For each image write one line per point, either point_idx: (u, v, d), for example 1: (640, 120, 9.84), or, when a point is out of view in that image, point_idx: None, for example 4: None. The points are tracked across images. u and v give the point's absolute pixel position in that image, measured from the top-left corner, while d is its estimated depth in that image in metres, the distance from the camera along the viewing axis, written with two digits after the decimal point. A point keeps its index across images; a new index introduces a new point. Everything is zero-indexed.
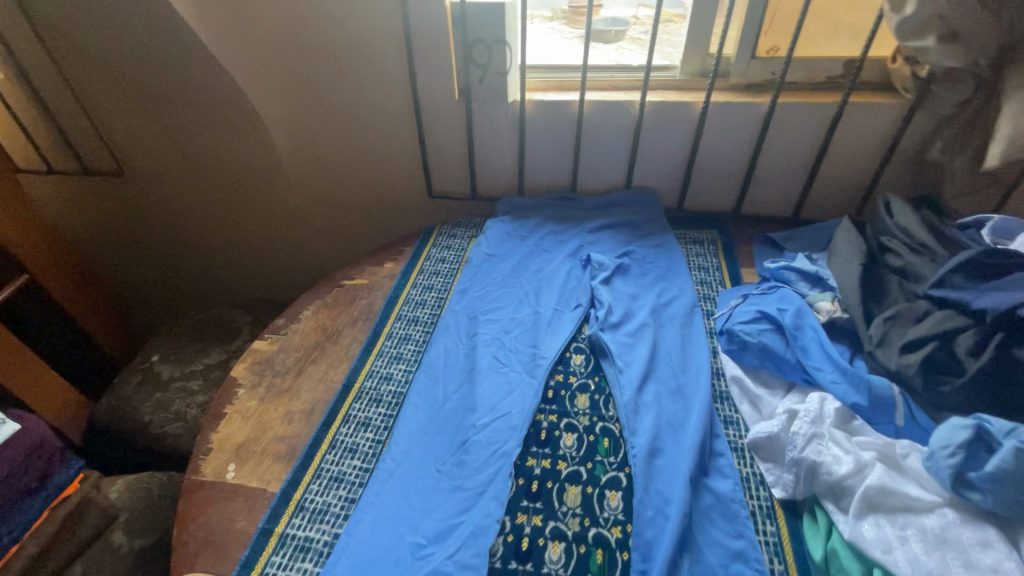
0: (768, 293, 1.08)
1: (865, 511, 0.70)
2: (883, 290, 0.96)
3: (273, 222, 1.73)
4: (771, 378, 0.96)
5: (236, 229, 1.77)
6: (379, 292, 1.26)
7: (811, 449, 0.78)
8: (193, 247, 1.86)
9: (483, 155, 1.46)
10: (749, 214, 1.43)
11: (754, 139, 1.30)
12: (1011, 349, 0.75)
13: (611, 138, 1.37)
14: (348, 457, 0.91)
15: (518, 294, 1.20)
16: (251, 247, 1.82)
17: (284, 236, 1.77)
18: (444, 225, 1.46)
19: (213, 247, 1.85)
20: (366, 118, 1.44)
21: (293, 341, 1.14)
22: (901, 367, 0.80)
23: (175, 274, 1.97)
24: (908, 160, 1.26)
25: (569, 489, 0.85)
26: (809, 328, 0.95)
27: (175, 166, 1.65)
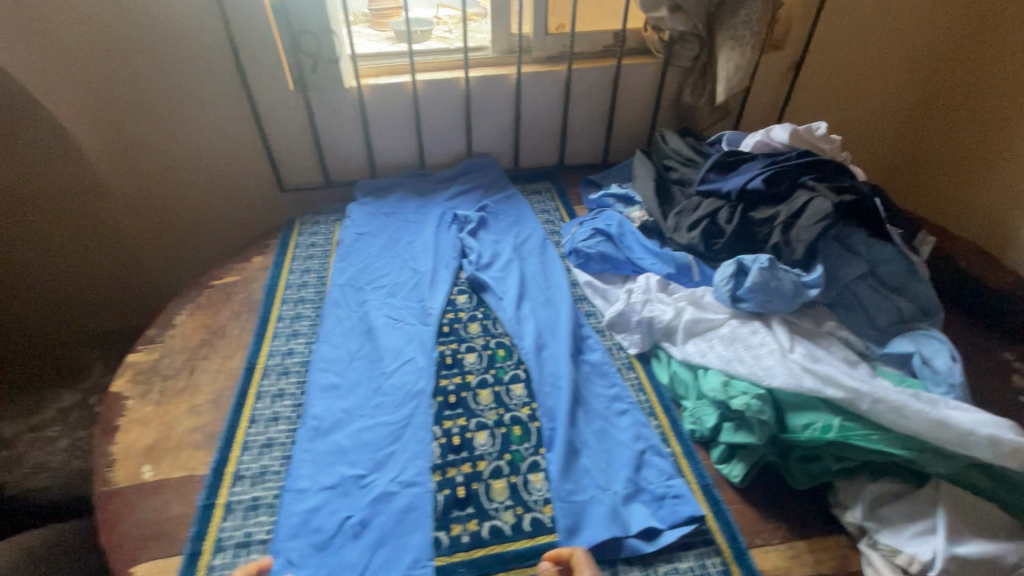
0: (597, 216, 1.35)
1: (687, 338, 1.00)
2: (673, 196, 1.31)
3: (104, 250, 1.59)
4: (612, 276, 1.24)
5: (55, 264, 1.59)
6: (255, 284, 1.27)
7: (646, 310, 1.06)
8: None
9: (330, 143, 1.52)
10: (572, 165, 1.72)
11: (562, 101, 1.59)
12: (749, 212, 1.10)
13: (446, 113, 1.54)
14: (274, 424, 0.95)
15: (396, 260, 1.32)
16: (77, 282, 1.64)
17: (119, 264, 1.62)
18: (305, 216, 1.49)
19: (20, 287, 1.62)
20: (196, 120, 1.40)
21: (174, 344, 1.11)
22: (688, 241, 1.12)
23: None
24: (672, 106, 1.66)
25: (481, 392, 1.01)
26: (629, 232, 1.24)
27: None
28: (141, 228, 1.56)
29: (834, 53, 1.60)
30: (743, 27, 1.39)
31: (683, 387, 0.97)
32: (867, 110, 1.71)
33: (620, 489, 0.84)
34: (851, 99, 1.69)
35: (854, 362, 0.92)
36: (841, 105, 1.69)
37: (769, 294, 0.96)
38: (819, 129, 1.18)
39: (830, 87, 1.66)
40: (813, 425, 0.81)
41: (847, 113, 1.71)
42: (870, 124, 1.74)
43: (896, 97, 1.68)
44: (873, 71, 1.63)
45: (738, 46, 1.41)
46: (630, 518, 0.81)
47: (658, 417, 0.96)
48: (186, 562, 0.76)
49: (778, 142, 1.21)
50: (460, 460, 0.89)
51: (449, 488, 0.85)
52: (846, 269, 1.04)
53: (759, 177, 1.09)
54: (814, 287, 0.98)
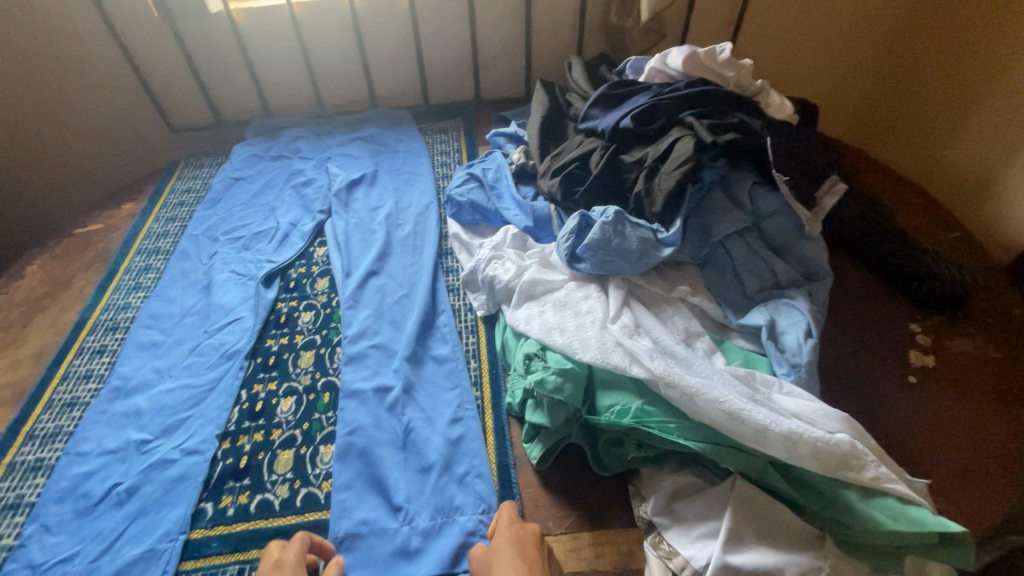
0: (484, 159, 1.22)
1: (523, 301, 0.89)
2: (562, 135, 1.14)
3: None
4: (484, 227, 1.12)
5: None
6: (116, 234, 1.22)
7: (492, 268, 0.95)
8: None
9: (213, 79, 1.41)
10: (489, 99, 1.55)
11: (468, 24, 1.39)
12: (618, 154, 0.95)
13: (335, 41, 1.38)
14: (83, 383, 0.92)
15: (262, 210, 1.23)
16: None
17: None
18: (189, 158, 1.42)
19: None
20: (58, 54, 1.30)
21: (16, 296, 1.08)
22: (550, 189, 0.98)
23: None
24: (600, 29, 1.43)
25: (303, 355, 0.94)
26: (504, 178, 1.11)
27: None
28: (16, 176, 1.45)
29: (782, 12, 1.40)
30: None
31: (510, 354, 0.87)
32: (821, 78, 1.51)
33: (423, 523, 0.74)
34: (801, 74, 1.51)
35: (696, 333, 0.80)
36: (788, 71, 1.52)
37: (609, 254, 0.83)
38: (722, 53, 0.98)
39: (777, 46, 1.47)
40: (613, 407, 0.72)
41: (796, 81, 1.53)
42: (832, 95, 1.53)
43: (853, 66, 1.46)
44: (819, 57, 1.46)
45: None
46: (424, 541, 0.72)
47: (482, 388, 0.88)
48: None
49: (674, 70, 1.01)
50: (255, 427, 0.84)
51: (232, 458, 0.81)
52: (720, 225, 0.88)
53: (630, 113, 0.93)
54: (670, 246, 0.83)
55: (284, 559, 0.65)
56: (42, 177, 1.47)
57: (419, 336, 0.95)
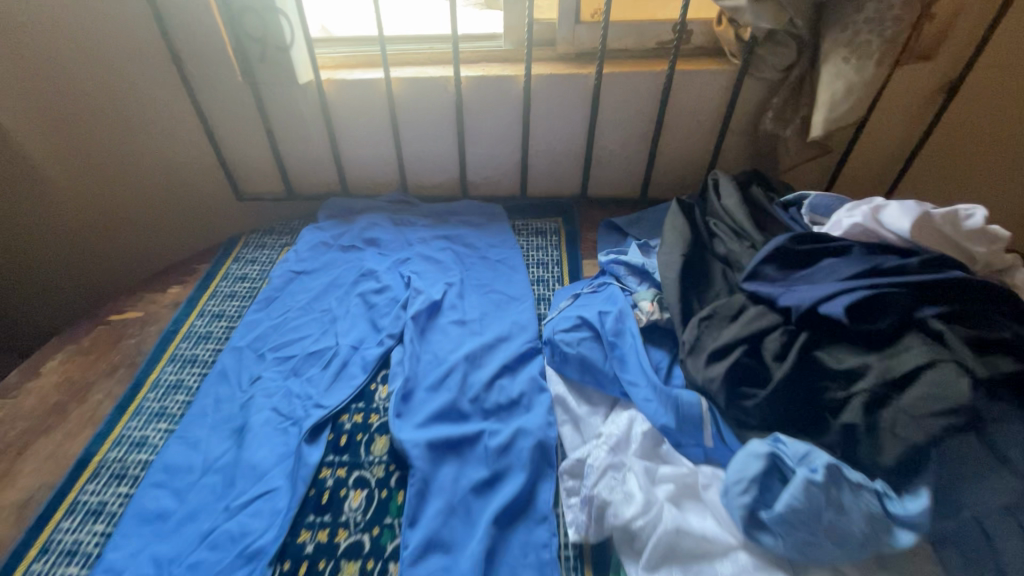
0: (598, 292, 0.96)
1: (659, 560, 0.60)
2: (706, 281, 0.88)
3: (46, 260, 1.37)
4: (595, 393, 0.85)
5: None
6: (154, 328, 1.04)
7: (604, 483, 0.68)
8: None
9: (292, 150, 1.24)
10: (596, 197, 1.31)
11: (587, 115, 1.17)
12: (813, 350, 0.67)
13: (432, 121, 1.18)
14: (64, 564, 0.70)
15: (322, 320, 1.03)
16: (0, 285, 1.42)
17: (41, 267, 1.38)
18: (251, 235, 1.25)
19: None
20: (133, 114, 1.17)
21: (24, 404, 0.90)
22: (705, 379, 0.71)
23: None
24: (746, 133, 1.18)
25: (345, 568, 0.69)
26: (628, 333, 0.85)
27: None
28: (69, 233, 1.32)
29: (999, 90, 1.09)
30: (865, 28, 0.91)
31: None
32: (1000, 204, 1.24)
33: None
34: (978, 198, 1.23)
35: None
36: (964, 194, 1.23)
37: (815, 533, 0.54)
38: (972, 218, 0.69)
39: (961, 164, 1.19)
40: None
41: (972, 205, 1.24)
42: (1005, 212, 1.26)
43: None
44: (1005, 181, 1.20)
45: (854, 57, 0.93)
46: None
47: None
48: None
49: (890, 231, 0.73)
50: None
51: None
52: (977, 495, 0.55)
53: (843, 298, 0.65)
54: (908, 528, 0.55)
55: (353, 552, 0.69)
56: (95, 237, 1.33)
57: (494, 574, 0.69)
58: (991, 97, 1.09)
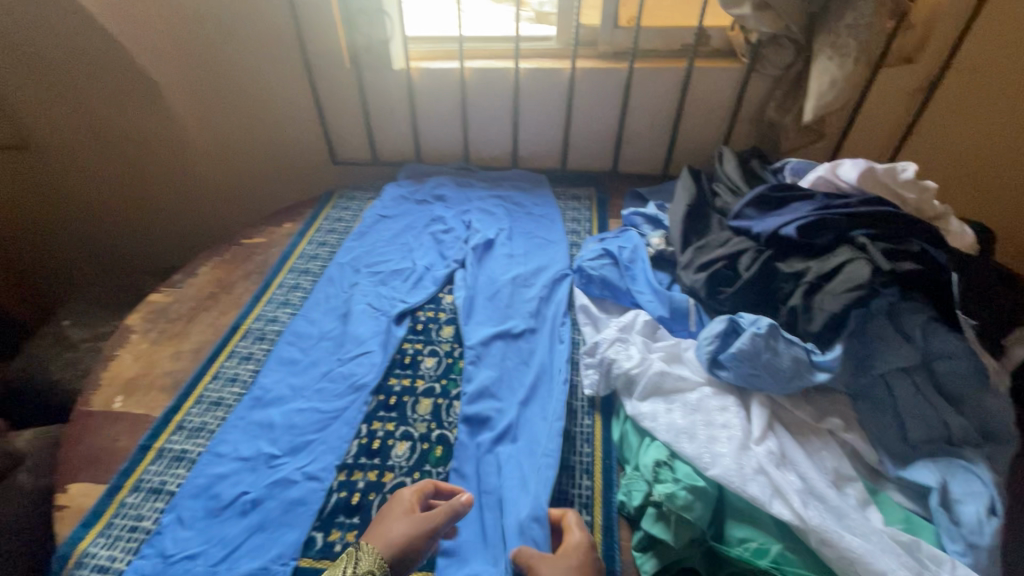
0: (619, 235, 1.22)
1: (648, 393, 0.85)
2: (704, 225, 1.13)
3: (181, 203, 1.74)
4: (611, 305, 1.11)
5: (134, 205, 1.76)
6: (275, 249, 1.35)
7: (613, 350, 0.93)
8: (87, 218, 1.79)
9: (380, 124, 1.55)
10: (624, 172, 1.57)
11: (620, 103, 1.43)
12: (774, 261, 0.91)
13: (494, 104, 1.47)
14: (229, 385, 1.00)
15: (402, 249, 1.32)
16: (150, 225, 1.81)
17: (181, 211, 1.76)
18: (343, 189, 1.56)
19: (108, 216, 1.79)
20: (264, 90, 1.50)
21: (187, 292, 1.22)
22: (692, 282, 0.96)
23: (61, 243, 1.86)
24: (753, 121, 1.41)
25: (422, 401, 0.97)
26: (640, 260, 1.10)
27: (67, 128, 1.59)
28: (205, 182, 1.69)
29: (971, 89, 1.30)
30: (846, 33, 1.14)
31: (629, 450, 0.83)
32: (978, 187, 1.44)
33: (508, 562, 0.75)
34: (959, 181, 1.44)
35: (847, 476, 0.73)
36: (945, 178, 1.44)
37: (755, 367, 0.78)
38: (905, 172, 0.92)
39: (941, 151, 1.40)
40: (747, 543, 0.67)
41: (953, 186, 1.45)
42: (984, 195, 1.46)
43: (1014, 179, 1.41)
44: (982, 166, 1.40)
45: (837, 56, 1.16)
46: None
47: (593, 477, 0.84)
48: (106, 491, 0.84)
49: (845, 182, 0.96)
50: (370, 465, 0.87)
51: (345, 491, 0.83)
52: (885, 357, 0.78)
53: (796, 223, 0.89)
54: (825, 371, 0.77)
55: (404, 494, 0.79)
56: (224, 187, 1.69)
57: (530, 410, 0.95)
58: (966, 95, 1.31)
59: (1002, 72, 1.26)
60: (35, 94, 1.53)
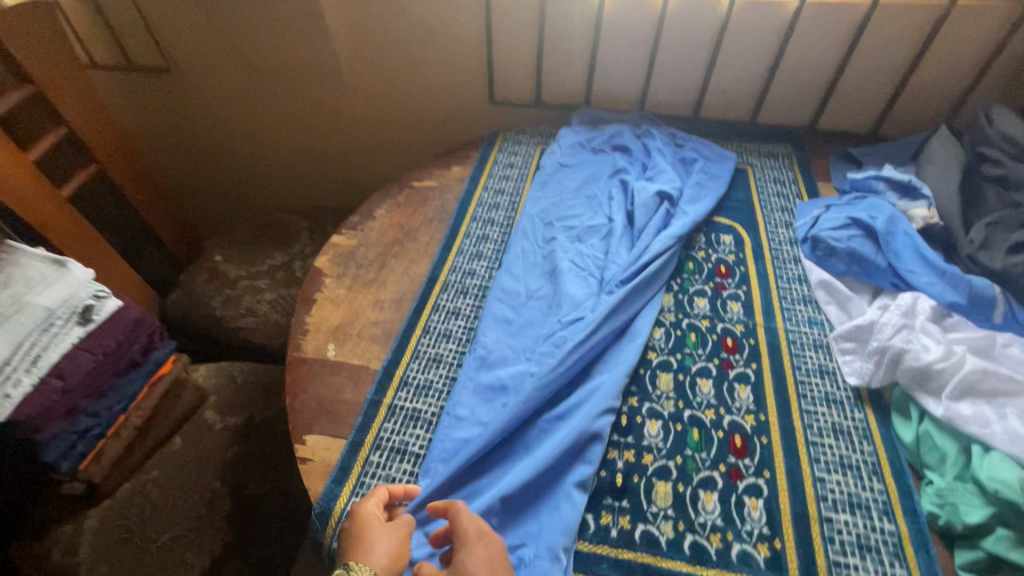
0: (854, 203, 1.07)
1: (963, 393, 0.74)
2: (980, 199, 0.96)
3: (328, 133, 1.67)
4: (857, 283, 0.97)
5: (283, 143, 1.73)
6: (450, 195, 1.26)
7: (899, 338, 0.81)
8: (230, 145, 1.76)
9: (552, 61, 1.40)
10: (823, 128, 1.39)
11: (845, 46, 1.24)
12: None
13: (691, 43, 1.30)
14: (444, 341, 0.94)
15: (590, 203, 1.20)
16: (296, 164, 1.79)
17: (328, 144, 1.71)
18: (507, 133, 1.44)
19: (250, 144, 1.75)
20: (432, 17, 1.36)
21: (371, 236, 1.15)
22: (1007, 265, 0.83)
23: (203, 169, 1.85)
24: (1006, 73, 1.20)
25: (661, 376, 0.88)
26: (904, 233, 0.94)
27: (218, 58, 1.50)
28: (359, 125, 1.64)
29: None
30: None
31: (935, 457, 0.73)
32: None
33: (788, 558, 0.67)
34: None
35: None
36: None
37: None
38: None
39: None
40: None
41: None
42: None
43: None
44: None
45: None
46: None
47: (885, 481, 0.74)
48: (349, 448, 0.80)
49: None
50: (624, 443, 0.79)
51: (606, 471, 0.76)
52: None
53: None
54: None
55: (362, 509, 0.67)
56: (378, 129, 1.64)
57: (787, 396, 0.84)
58: None
59: None
60: (196, 27, 1.44)
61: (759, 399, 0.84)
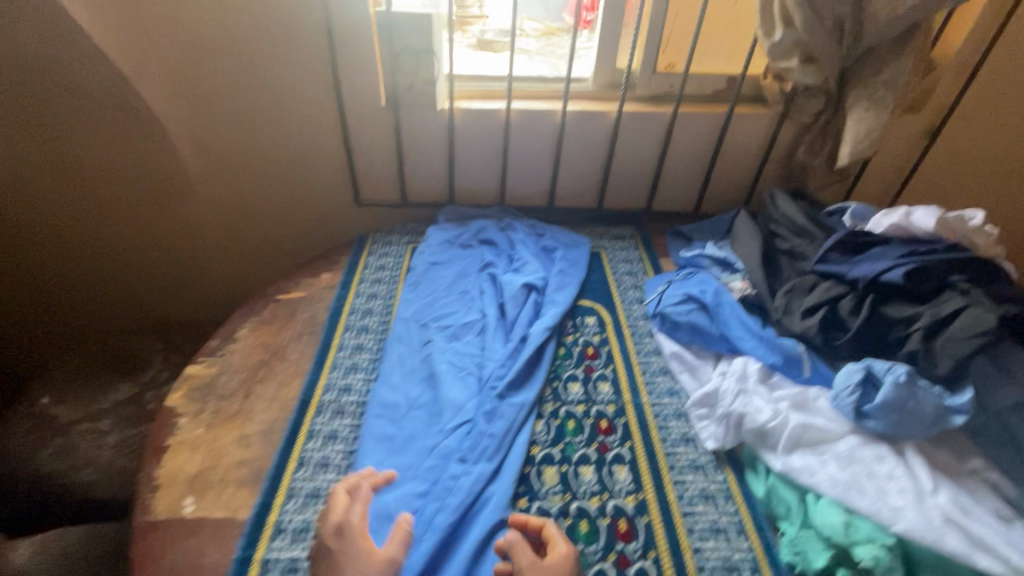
0: (688, 278, 1.23)
1: (791, 445, 0.86)
2: (778, 268, 1.17)
3: (182, 245, 1.58)
4: (702, 350, 1.11)
5: (126, 260, 1.61)
6: (320, 305, 1.22)
7: (738, 402, 0.93)
8: (66, 266, 1.60)
9: (413, 165, 1.47)
10: (659, 210, 1.60)
11: (661, 144, 1.47)
12: (880, 305, 0.96)
13: (536, 145, 1.45)
14: (322, 472, 0.89)
15: (463, 298, 1.23)
16: (143, 281, 1.66)
17: (184, 257, 1.61)
18: (377, 233, 1.46)
19: (91, 263, 1.61)
20: (286, 129, 1.37)
21: (233, 361, 1.07)
22: (803, 328, 0.99)
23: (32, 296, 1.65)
24: (781, 162, 1.50)
25: (546, 470, 0.91)
26: (728, 304, 1.11)
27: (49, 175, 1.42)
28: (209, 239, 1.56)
29: (975, 136, 1.43)
30: (883, 87, 1.21)
31: (785, 508, 0.83)
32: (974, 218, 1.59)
33: None
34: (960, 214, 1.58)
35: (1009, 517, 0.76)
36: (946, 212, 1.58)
37: (903, 415, 0.82)
38: (974, 220, 0.97)
39: (946, 189, 1.53)
40: None
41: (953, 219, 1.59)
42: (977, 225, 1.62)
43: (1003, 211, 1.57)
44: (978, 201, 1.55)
45: (875, 108, 1.23)
46: None
47: (750, 538, 0.82)
48: None
49: (920, 229, 1.02)
50: None
51: None
52: (998, 393, 0.80)
53: (898, 268, 0.94)
54: (962, 413, 0.81)
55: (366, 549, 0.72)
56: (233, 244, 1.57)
57: (660, 470, 0.91)
58: (968, 142, 1.44)
59: (999, 121, 1.40)
60: (19, 148, 1.37)
61: (636, 478, 0.90)
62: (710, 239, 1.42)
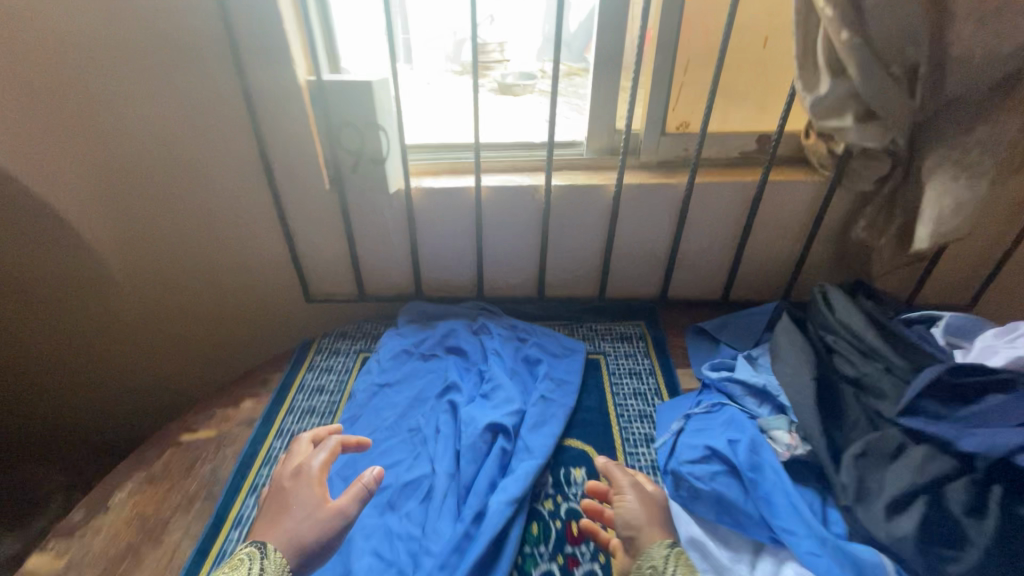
0: (713, 413, 0.91)
1: None
2: (840, 407, 0.83)
3: (110, 356, 1.34)
4: (732, 536, 0.76)
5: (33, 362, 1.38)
6: (230, 451, 0.97)
7: None
8: None
9: (369, 254, 1.22)
10: (675, 299, 1.28)
11: (673, 222, 1.16)
12: (1012, 505, 0.63)
13: (517, 227, 1.18)
14: None
15: (411, 442, 0.95)
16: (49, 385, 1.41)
17: (117, 368, 1.37)
18: (324, 339, 1.20)
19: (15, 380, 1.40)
20: (213, 221, 1.14)
21: (91, 548, 0.81)
22: (892, 536, 0.65)
23: None
24: (831, 238, 1.17)
25: None
26: (770, 468, 0.78)
27: None
28: (135, 360, 1.34)
29: None
30: (977, 149, 0.87)
31: None
32: None
33: None
34: None
35: None
36: None
37: None
38: None
39: None
40: None
41: None
42: None
43: None
44: None
45: (962, 175, 0.88)
46: None
47: None
48: None
49: None
50: None
51: None
52: None
53: None
54: None
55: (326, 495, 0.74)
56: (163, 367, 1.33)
57: None
58: None
59: None
60: None
61: None
62: (741, 346, 1.09)
